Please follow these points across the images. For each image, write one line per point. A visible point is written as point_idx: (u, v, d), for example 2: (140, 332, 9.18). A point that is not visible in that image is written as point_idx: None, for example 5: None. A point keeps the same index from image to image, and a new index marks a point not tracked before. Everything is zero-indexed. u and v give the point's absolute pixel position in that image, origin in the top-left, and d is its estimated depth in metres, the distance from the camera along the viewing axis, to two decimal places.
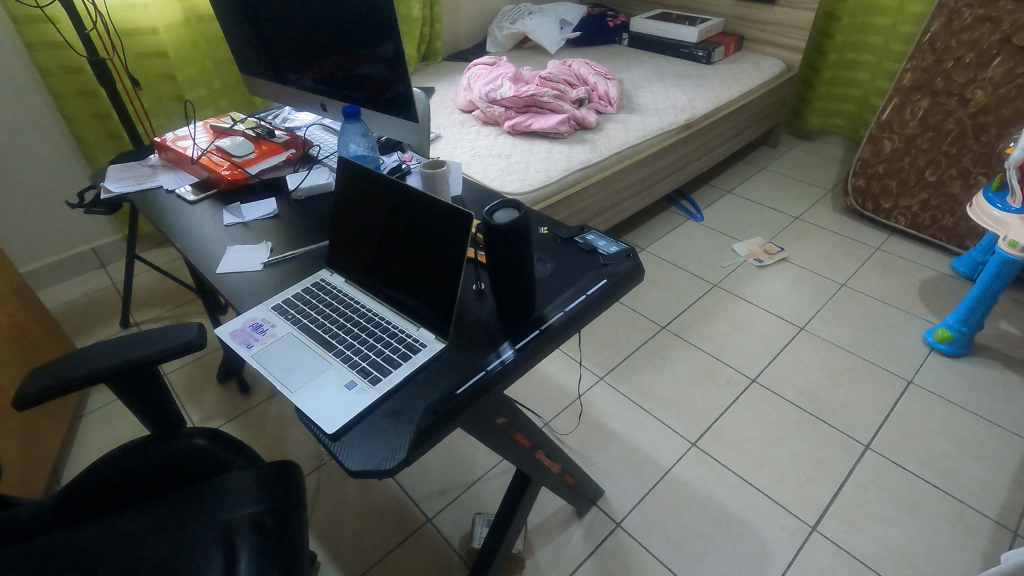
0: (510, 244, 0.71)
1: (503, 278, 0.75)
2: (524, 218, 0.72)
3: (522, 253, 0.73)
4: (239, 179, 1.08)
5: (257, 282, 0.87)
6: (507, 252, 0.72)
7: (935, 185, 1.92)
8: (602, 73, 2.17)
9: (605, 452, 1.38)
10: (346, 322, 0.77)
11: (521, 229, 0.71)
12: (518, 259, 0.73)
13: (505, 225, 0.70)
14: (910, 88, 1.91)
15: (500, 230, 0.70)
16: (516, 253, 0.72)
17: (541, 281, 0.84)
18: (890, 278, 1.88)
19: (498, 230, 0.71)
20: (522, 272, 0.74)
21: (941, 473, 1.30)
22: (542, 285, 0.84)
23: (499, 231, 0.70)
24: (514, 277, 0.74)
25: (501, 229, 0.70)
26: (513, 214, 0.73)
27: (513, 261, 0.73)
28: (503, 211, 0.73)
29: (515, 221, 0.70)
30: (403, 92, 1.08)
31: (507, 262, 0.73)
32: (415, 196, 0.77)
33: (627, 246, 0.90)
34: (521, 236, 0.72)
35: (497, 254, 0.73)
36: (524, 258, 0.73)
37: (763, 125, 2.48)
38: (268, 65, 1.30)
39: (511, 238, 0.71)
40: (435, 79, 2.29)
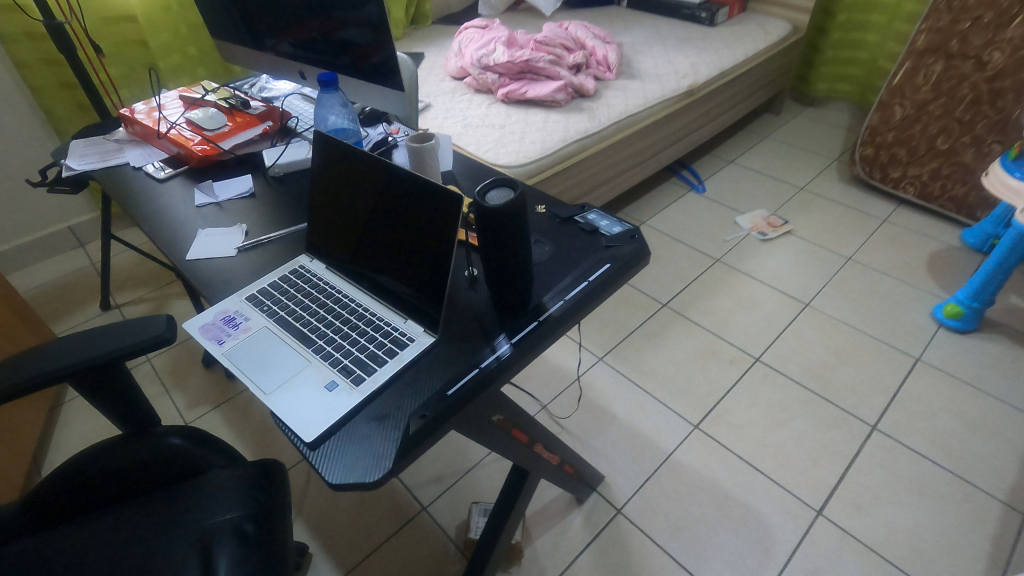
0: (503, 227, 0.65)
1: (498, 264, 0.68)
2: (520, 198, 0.65)
3: (519, 237, 0.67)
4: (212, 155, 0.99)
5: (231, 270, 0.80)
6: (502, 235, 0.65)
7: (946, 153, 1.84)
8: (600, 36, 2.06)
9: (605, 436, 1.34)
10: (328, 315, 0.71)
11: (517, 211, 0.65)
12: (514, 243, 0.66)
13: (500, 207, 0.63)
14: (924, 50, 1.82)
15: (495, 212, 0.63)
16: (511, 238, 0.66)
17: (538, 265, 0.78)
18: (897, 252, 1.82)
19: (492, 212, 0.64)
20: (519, 258, 0.68)
21: (951, 454, 1.26)
22: (538, 270, 0.78)
23: (492, 213, 0.64)
24: (509, 263, 0.68)
25: (495, 212, 0.63)
26: (507, 194, 0.66)
27: (509, 247, 0.66)
28: (496, 190, 0.66)
29: (510, 203, 0.63)
30: (386, 58, 0.99)
31: (503, 248, 0.66)
32: (400, 175, 0.70)
33: (630, 226, 0.83)
34: (517, 218, 0.65)
35: (491, 238, 0.66)
36: (520, 243, 0.67)
37: (767, 91, 2.38)
38: (240, 29, 1.20)
39: (506, 221, 0.64)
40: (425, 45, 2.18)
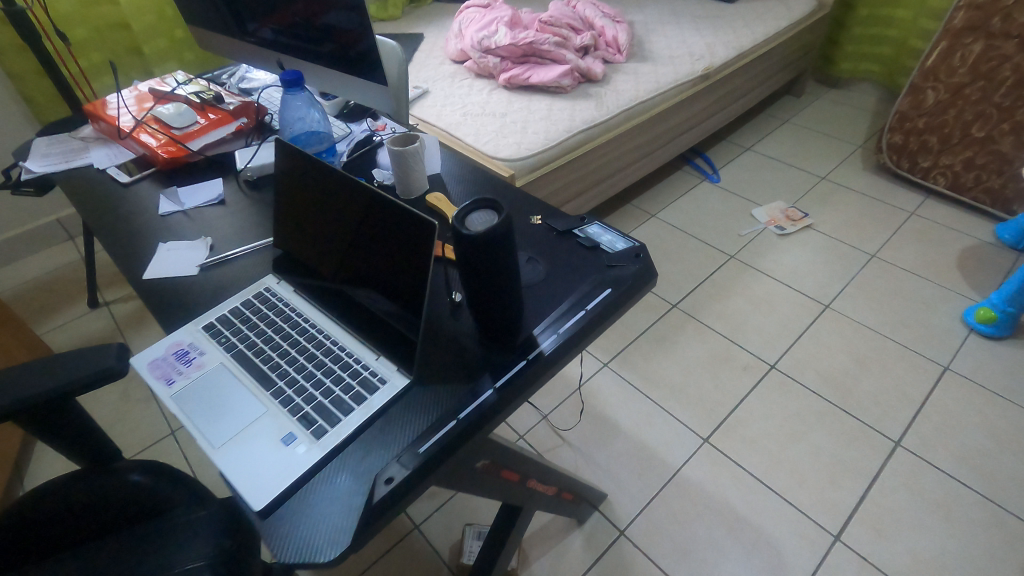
0: (485, 257, 0.56)
1: (483, 295, 0.60)
2: (505, 222, 0.56)
3: (506, 266, 0.58)
4: (179, 156, 0.91)
5: (191, 291, 0.73)
6: (484, 265, 0.57)
7: (982, 142, 1.71)
8: (610, 15, 1.94)
9: (609, 449, 1.27)
10: (293, 350, 0.63)
11: (502, 238, 0.56)
12: (499, 273, 0.58)
13: (480, 235, 0.54)
14: (962, 29, 1.67)
15: (475, 241, 0.54)
16: (496, 268, 0.57)
17: (531, 289, 0.69)
18: (924, 248, 1.71)
19: (471, 239, 0.55)
20: (506, 288, 0.60)
21: (981, 474, 1.18)
22: (532, 295, 0.69)
23: (472, 241, 0.55)
24: (493, 295, 0.59)
25: (475, 240, 0.54)
26: (491, 217, 0.57)
27: (493, 277, 0.58)
28: (478, 213, 0.57)
29: (492, 229, 0.54)
30: (368, 49, 0.90)
31: (486, 279, 0.58)
32: (372, 196, 0.62)
33: (636, 241, 0.74)
34: (502, 246, 0.56)
35: (472, 268, 0.57)
36: (506, 273, 0.58)
37: (788, 72, 2.24)
38: (214, 14, 1.11)
39: (488, 250, 0.55)
40: (424, 25, 2.06)
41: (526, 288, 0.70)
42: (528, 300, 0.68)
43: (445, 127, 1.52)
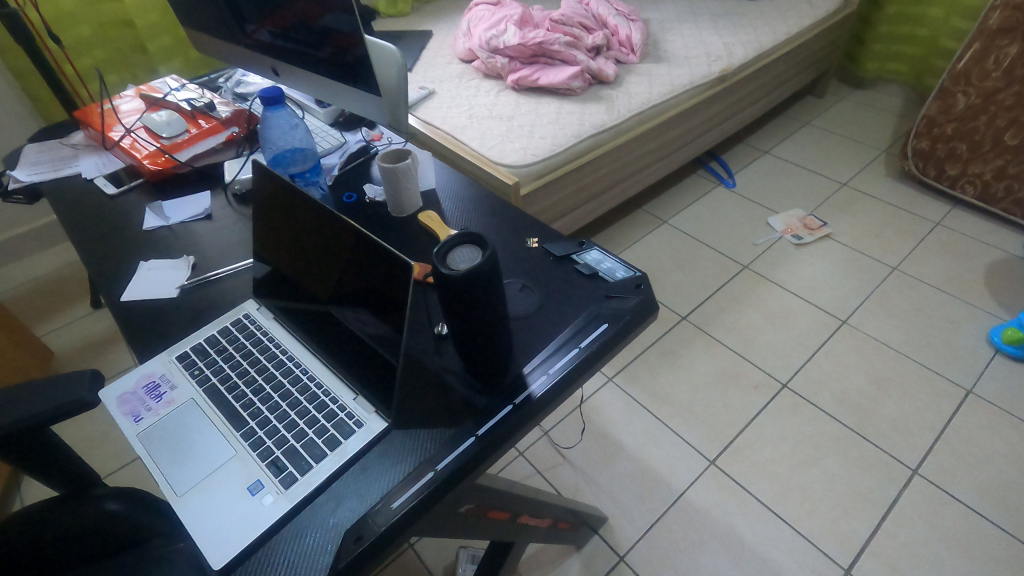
0: (467, 298, 0.52)
1: (466, 333, 0.56)
2: (490, 260, 0.52)
3: (490, 305, 0.54)
4: (168, 168, 0.89)
5: (167, 315, 0.69)
6: (467, 306, 0.53)
7: (1015, 150, 1.62)
8: (625, 14, 1.87)
9: (611, 470, 1.23)
10: (268, 386, 0.60)
11: (486, 277, 0.52)
12: (482, 312, 0.54)
13: (462, 274, 0.50)
14: (996, 30, 1.59)
15: (457, 280, 0.50)
16: (479, 307, 0.53)
17: (522, 323, 0.65)
18: (949, 262, 1.63)
19: (451, 280, 0.51)
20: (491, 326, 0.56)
21: (1003, 508, 1.12)
22: (522, 328, 0.65)
23: (453, 282, 0.51)
24: (478, 335, 0.55)
25: (456, 280, 0.51)
26: (474, 255, 0.53)
27: (475, 316, 0.54)
28: (461, 249, 0.53)
29: (474, 269, 0.50)
30: (361, 58, 0.87)
31: (469, 317, 0.54)
32: (351, 228, 0.59)
33: (637, 271, 0.70)
34: (486, 285, 0.52)
35: (453, 306, 0.54)
36: (490, 312, 0.55)
37: (810, 72, 2.16)
38: (209, 17, 1.08)
39: (471, 289, 0.52)
40: (434, 22, 2.01)
41: (517, 321, 0.66)
42: (519, 334, 0.64)
43: (449, 130, 1.48)
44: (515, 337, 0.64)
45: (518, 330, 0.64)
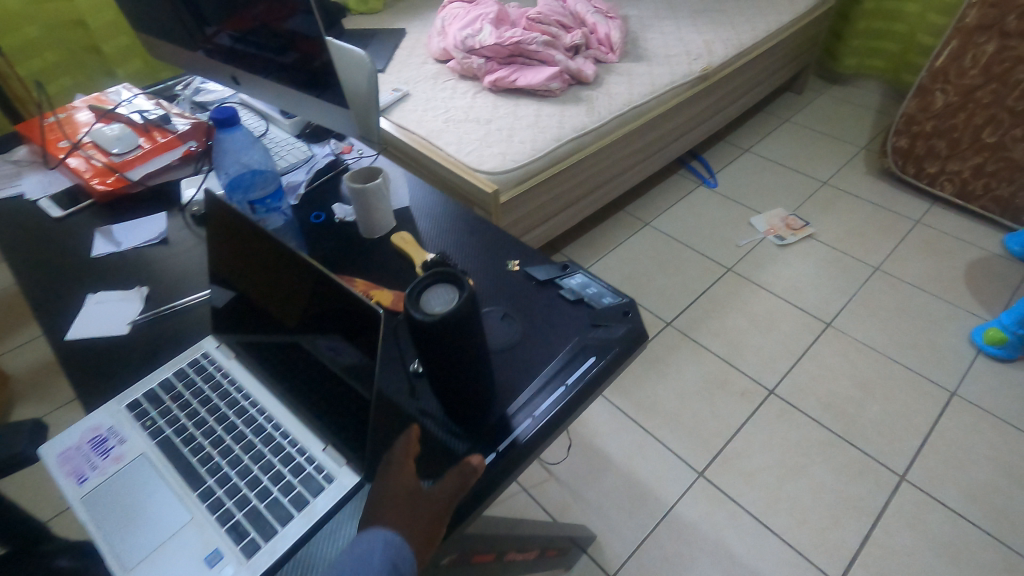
0: (443, 343, 0.48)
1: (444, 377, 0.52)
2: (468, 301, 0.48)
3: (469, 348, 0.50)
4: (118, 188, 0.83)
5: (116, 354, 0.63)
6: (443, 351, 0.49)
7: (993, 148, 1.62)
8: (604, 11, 1.83)
9: (598, 485, 1.20)
10: (229, 438, 0.55)
11: (463, 320, 0.48)
12: (461, 355, 0.50)
13: (438, 319, 0.46)
14: (974, 27, 1.57)
15: (432, 324, 0.47)
16: (457, 350, 0.49)
17: (505, 356, 0.61)
18: (930, 261, 1.63)
19: (426, 326, 0.47)
20: (470, 369, 0.52)
21: (988, 512, 1.12)
22: (504, 362, 0.61)
23: (428, 327, 0.47)
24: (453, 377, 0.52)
25: (432, 325, 0.47)
26: (450, 296, 0.49)
27: (453, 359, 0.50)
28: (436, 290, 0.50)
29: (451, 313, 0.47)
30: (327, 66, 0.81)
31: (446, 360, 0.50)
32: (312, 267, 0.54)
33: (624, 297, 0.66)
34: (464, 328, 0.48)
35: (428, 351, 0.50)
36: (470, 354, 0.51)
37: (790, 69, 2.14)
38: (162, 22, 1.01)
39: (448, 334, 0.48)
40: (407, 20, 1.95)
41: (499, 354, 0.61)
42: (501, 369, 0.60)
43: (425, 135, 1.42)
44: (497, 373, 0.60)
45: (500, 365, 0.60)
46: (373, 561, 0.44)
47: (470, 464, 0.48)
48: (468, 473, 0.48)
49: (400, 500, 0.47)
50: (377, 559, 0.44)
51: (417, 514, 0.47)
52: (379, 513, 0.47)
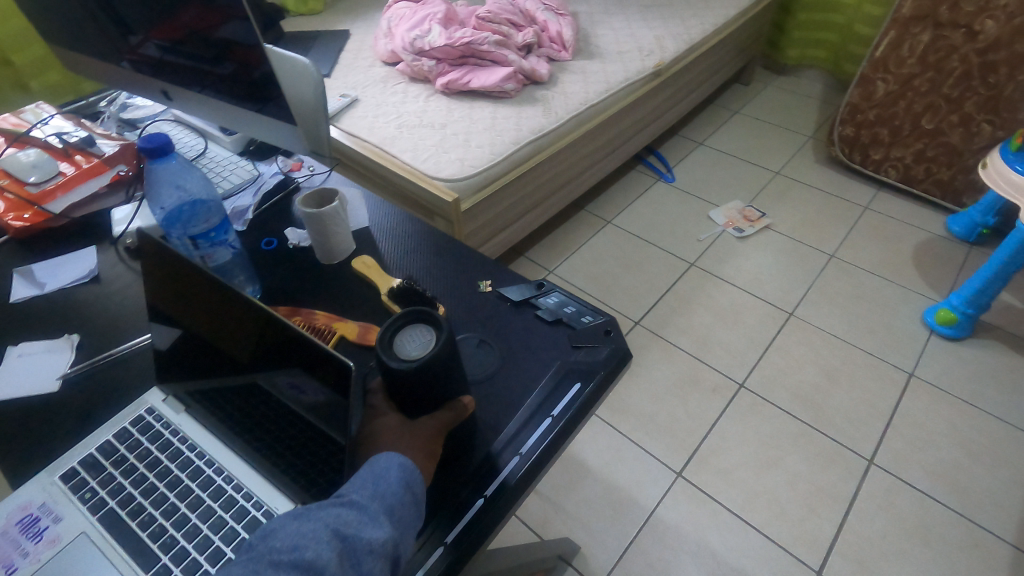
0: (420, 389, 0.47)
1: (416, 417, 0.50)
2: (449, 341, 0.47)
3: (446, 385, 0.49)
4: (37, 223, 0.74)
5: (46, 416, 0.56)
6: (417, 396, 0.48)
7: (932, 134, 1.68)
8: (554, 8, 1.80)
9: (579, 494, 1.18)
10: (184, 506, 0.50)
11: (445, 363, 0.47)
12: (435, 398, 0.49)
13: (418, 369, 0.45)
14: (910, 18, 1.60)
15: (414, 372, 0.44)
16: (435, 391, 0.48)
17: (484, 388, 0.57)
18: (880, 246, 1.69)
19: (405, 376, 0.45)
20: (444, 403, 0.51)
21: (952, 490, 1.16)
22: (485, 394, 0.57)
23: (405, 377, 0.45)
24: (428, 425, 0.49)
25: (408, 374, 0.45)
26: (427, 339, 0.47)
27: (430, 399, 0.49)
28: (413, 334, 0.47)
29: (429, 360, 0.45)
30: (268, 77, 0.75)
31: (423, 402, 0.49)
32: (269, 315, 0.49)
33: (604, 316, 0.64)
34: (444, 369, 0.47)
35: (404, 396, 0.47)
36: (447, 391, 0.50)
37: (737, 61, 2.18)
38: (78, 33, 0.91)
39: (426, 380, 0.46)
40: (351, 21, 1.87)
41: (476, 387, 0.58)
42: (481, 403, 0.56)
43: (377, 142, 1.36)
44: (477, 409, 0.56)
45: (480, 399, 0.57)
46: (392, 478, 0.44)
47: (464, 400, 0.52)
48: (461, 408, 0.52)
49: (396, 428, 0.49)
50: (395, 475, 0.45)
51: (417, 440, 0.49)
52: (378, 441, 0.48)
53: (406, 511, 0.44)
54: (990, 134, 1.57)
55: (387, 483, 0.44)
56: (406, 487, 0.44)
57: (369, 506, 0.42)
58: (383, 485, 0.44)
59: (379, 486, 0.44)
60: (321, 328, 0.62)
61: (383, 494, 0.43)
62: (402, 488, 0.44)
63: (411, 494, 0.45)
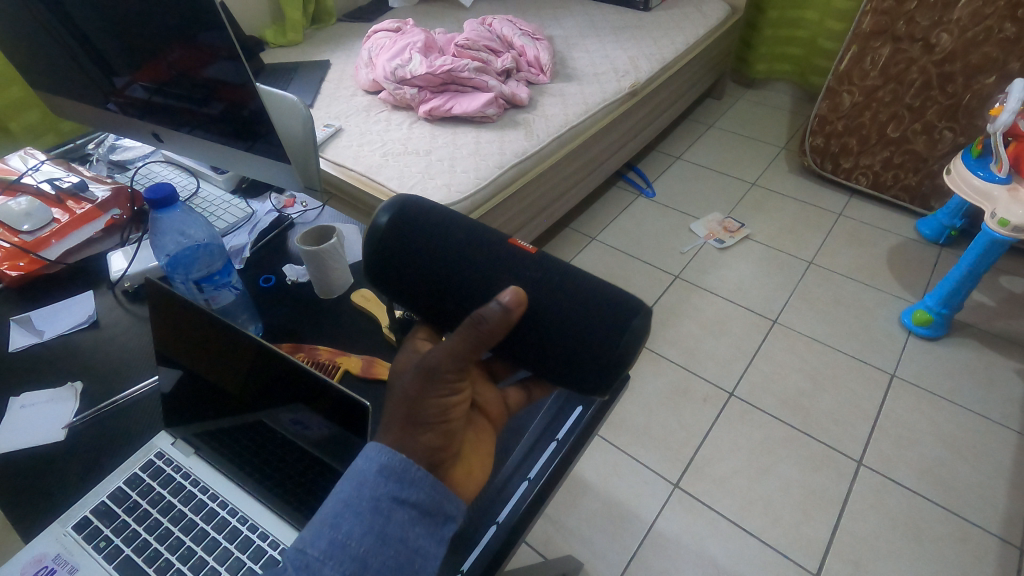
0: (400, 270, 0.50)
1: (448, 317, 0.50)
2: (390, 221, 0.51)
3: (430, 267, 0.49)
4: (32, 271, 0.75)
5: (52, 468, 0.56)
6: (419, 289, 0.50)
7: (897, 142, 1.75)
8: (530, 32, 1.84)
9: (579, 511, 1.19)
10: (201, 550, 0.51)
11: (392, 236, 0.51)
12: (439, 289, 0.49)
13: (371, 241, 0.51)
14: (870, 34, 1.67)
15: (370, 261, 0.52)
16: (412, 272, 0.50)
17: (570, 280, 0.46)
18: (856, 251, 1.74)
19: (377, 257, 0.51)
20: (468, 286, 0.48)
21: (940, 487, 1.19)
22: (555, 289, 0.46)
23: (377, 255, 0.51)
24: (435, 388, 0.43)
25: (372, 250, 0.51)
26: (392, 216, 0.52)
27: (427, 288, 0.50)
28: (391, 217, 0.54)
29: (376, 229, 0.51)
30: (258, 115, 0.76)
31: (420, 296, 0.51)
32: (272, 354, 0.51)
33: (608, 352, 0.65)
34: (396, 247, 0.50)
35: (412, 294, 0.51)
36: (442, 271, 0.49)
37: (708, 77, 2.25)
38: (64, 79, 0.92)
39: (396, 253, 0.50)
40: (331, 51, 1.89)
41: (552, 271, 0.47)
42: (548, 302, 0.46)
43: (364, 170, 1.37)
44: (551, 308, 0.45)
45: (547, 294, 0.46)
46: (359, 513, 0.40)
47: (486, 312, 0.41)
48: (489, 327, 0.41)
49: None
50: (369, 496, 0.41)
51: (420, 409, 0.43)
52: None
53: (383, 553, 0.39)
54: (952, 140, 1.64)
55: (352, 524, 0.40)
56: (376, 521, 0.40)
57: (325, 566, 0.38)
58: (350, 526, 0.40)
59: (341, 530, 0.40)
60: (325, 364, 0.63)
61: (347, 544, 0.39)
62: (373, 516, 0.40)
63: (394, 518, 0.40)
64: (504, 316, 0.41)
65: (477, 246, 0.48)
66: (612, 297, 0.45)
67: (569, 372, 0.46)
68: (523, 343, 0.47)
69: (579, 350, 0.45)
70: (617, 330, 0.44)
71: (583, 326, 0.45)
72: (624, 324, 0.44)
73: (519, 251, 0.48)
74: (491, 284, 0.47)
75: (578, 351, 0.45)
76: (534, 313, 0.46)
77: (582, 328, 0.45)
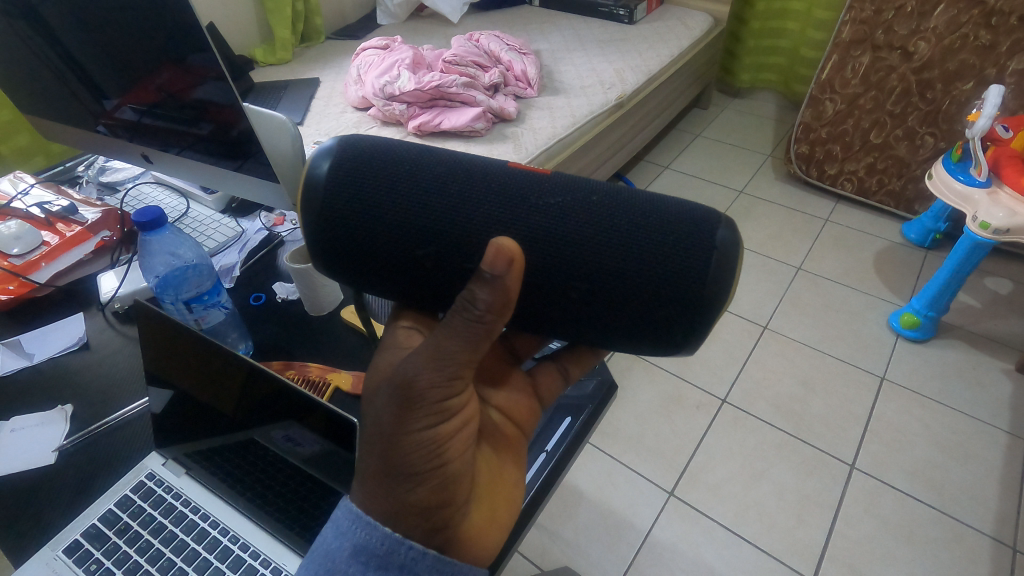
0: (364, 242, 0.45)
1: (436, 291, 0.47)
2: (332, 168, 0.45)
3: (406, 227, 0.43)
4: (21, 294, 0.75)
5: (41, 490, 0.56)
6: (398, 264, 0.45)
7: (880, 148, 1.78)
8: (517, 47, 1.87)
9: (575, 521, 1.19)
10: (193, 570, 0.52)
11: (339, 192, 0.44)
12: (419, 266, 0.45)
13: (313, 203, 0.45)
14: (850, 42, 1.70)
15: (320, 233, 0.45)
16: (384, 241, 0.44)
17: (598, 203, 0.44)
18: (843, 256, 1.76)
19: (335, 230, 0.45)
20: (467, 246, 0.43)
21: (932, 488, 1.20)
22: (593, 217, 0.43)
23: (331, 229, 0.45)
24: (423, 409, 0.42)
25: (317, 219, 0.45)
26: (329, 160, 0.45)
27: (412, 251, 0.44)
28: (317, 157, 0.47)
29: (317, 180, 0.44)
30: (247, 135, 0.76)
31: (400, 264, 0.45)
32: (262, 373, 0.51)
33: (605, 377, 0.67)
34: (366, 203, 0.44)
35: (390, 278, 0.47)
36: (431, 225, 0.43)
37: (693, 87, 2.28)
38: (52, 102, 0.93)
39: (357, 217, 0.44)
40: (320, 68, 1.91)
41: (567, 201, 0.44)
42: (589, 232, 0.43)
43: None
44: (582, 247, 0.43)
45: (576, 225, 0.43)
46: None
47: (483, 278, 0.40)
48: (481, 309, 0.41)
49: None
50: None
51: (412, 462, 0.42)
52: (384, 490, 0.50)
53: None
54: (933, 145, 1.68)
55: None
56: None
57: None
58: None
59: None
60: (315, 381, 0.63)
61: None
62: None
63: None
64: (495, 283, 0.40)
65: (472, 186, 0.44)
66: (686, 216, 0.44)
67: (616, 309, 0.45)
68: (545, 312, 0.47)
69: (622, 286, 0.43)
70: (706, 248, 0.43)
71: (642, 248, 0.43)
72: (713, 239, 0.43)
73: (528, 180, 0.44)
74: (501, 229, 0.43)
75: (638, 276, 0.43)
76: (570, 249, 0.43)
77: (640, 246, 0.43)
